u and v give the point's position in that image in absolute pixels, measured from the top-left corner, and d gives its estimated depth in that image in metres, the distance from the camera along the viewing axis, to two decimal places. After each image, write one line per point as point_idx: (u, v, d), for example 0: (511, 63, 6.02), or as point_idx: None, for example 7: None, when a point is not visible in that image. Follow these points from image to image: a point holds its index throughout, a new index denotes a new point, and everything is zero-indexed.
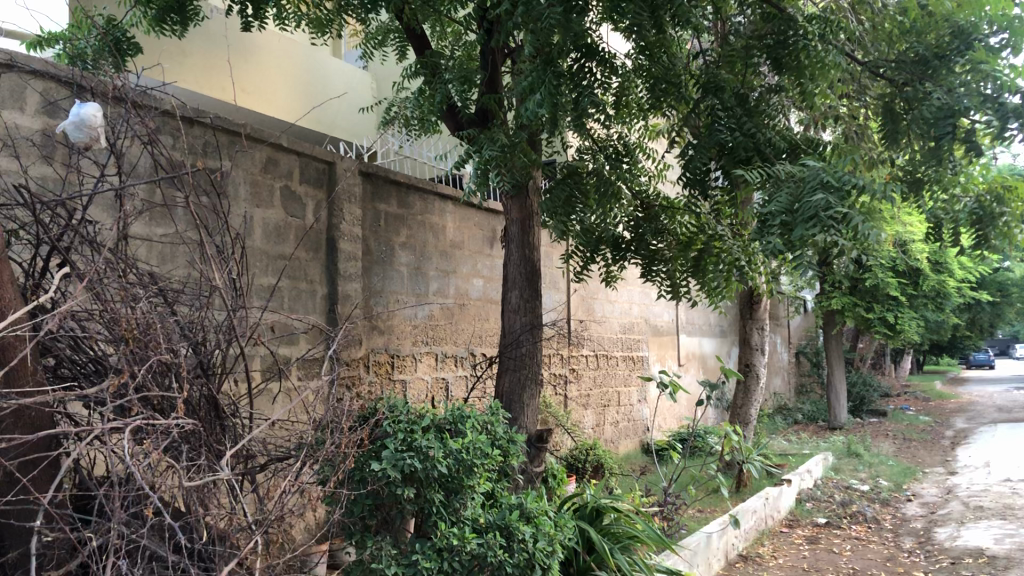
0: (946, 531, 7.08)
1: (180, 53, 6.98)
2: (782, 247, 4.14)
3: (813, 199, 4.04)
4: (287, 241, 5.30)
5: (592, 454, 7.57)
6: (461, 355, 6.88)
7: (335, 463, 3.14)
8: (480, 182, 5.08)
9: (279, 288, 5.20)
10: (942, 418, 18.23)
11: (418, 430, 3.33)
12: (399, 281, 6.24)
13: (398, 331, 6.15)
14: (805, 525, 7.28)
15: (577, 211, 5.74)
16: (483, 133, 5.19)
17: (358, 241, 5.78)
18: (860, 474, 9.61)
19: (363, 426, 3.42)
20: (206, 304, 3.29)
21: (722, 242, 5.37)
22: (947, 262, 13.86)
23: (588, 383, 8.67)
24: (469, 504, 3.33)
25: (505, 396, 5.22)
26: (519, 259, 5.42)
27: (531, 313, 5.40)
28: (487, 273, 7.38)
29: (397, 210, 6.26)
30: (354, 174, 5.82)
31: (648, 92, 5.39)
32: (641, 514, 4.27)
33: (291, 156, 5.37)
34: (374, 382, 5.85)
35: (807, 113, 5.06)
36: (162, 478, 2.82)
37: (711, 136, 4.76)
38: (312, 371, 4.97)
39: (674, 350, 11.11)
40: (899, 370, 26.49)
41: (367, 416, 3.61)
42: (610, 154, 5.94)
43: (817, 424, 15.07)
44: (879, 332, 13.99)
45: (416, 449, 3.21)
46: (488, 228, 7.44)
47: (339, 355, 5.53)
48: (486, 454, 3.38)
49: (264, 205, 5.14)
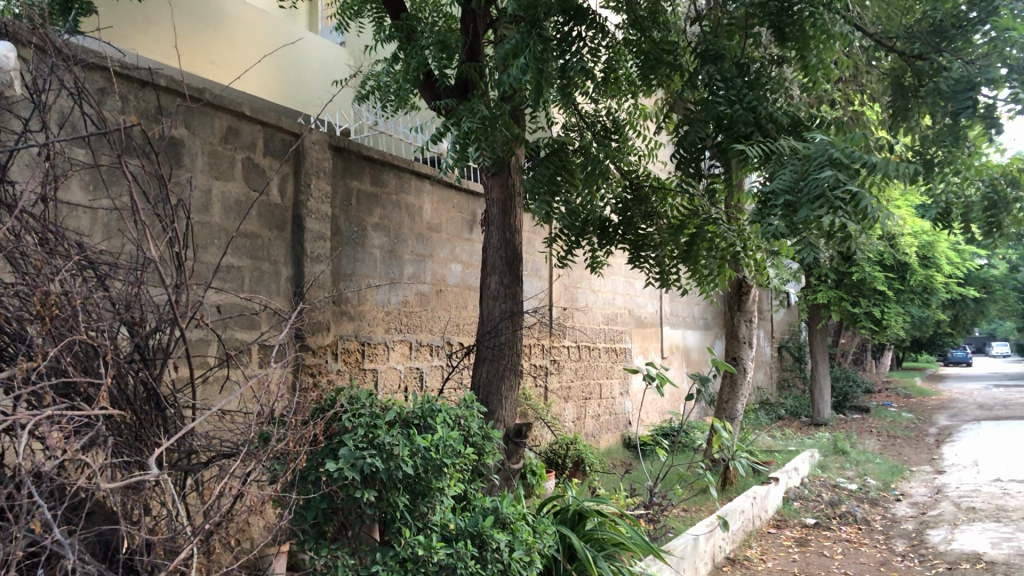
0: (939, 534, 6.80)
1: (143, 22, 6.59)
2: (785, 229, 3.82)
3: (820, 177, 3.73)
4: (249, 218, 4.92)
5: (572, 449, 7.24)
6: (437, 344, 6.53)
7: (288, 460, 2.79)
8: (458, 157, 4.73)
9: (239, 269, 4.83)
10: (925, 415, 18.01)
11: (383, 425, 2.98)
12: (371, 264, 5.87)
13: (369, 317, 5.79)
14: (793, 526, 6.98)
15: (562, 190, 5.39)
16: (462, 104, 4.83)
17: (327, 220, 5.42)
18: (847, 472, 9.34)
19: (319, 420, 3.06)
20: (142, 280, 2.92)
21: (717, 226, 4.98)
22: (936, 256, 13.61)
23: (570, 374, 8.34)
24: (437, 508, 2.99)
25: (482, 388, 4.88)
26: (498, 242, 5.07)
27: (512, 299, 5.04)
28: (466, 258, 7.01)
29: (370, 188, 5.88)
30: (323, 148, 5.44)
31: (640, 66, 5.10)
32: (627, 517, 3.93)
33: (255, 126, 4.99)
34: (342, 371, 5.49)
35: (809, 88, 4.73)
36: (83, 475, 2.46)
37: (707, 110, 4.44)
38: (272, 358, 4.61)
39: (658, 342, 10.79)
40: (880, 366, 26.33)
41: (325, 408, 3.25)
42: (598, 131, 5.74)
43: (801, 420, 14.82)
44: (865, 326, 13.74)
45: (378, 447, 2.85)
46: (467, 211, 7.07)
47: (305, 342, 5.16)
48: (458, 453, 3.02)
49: (224, 178, 4.77)
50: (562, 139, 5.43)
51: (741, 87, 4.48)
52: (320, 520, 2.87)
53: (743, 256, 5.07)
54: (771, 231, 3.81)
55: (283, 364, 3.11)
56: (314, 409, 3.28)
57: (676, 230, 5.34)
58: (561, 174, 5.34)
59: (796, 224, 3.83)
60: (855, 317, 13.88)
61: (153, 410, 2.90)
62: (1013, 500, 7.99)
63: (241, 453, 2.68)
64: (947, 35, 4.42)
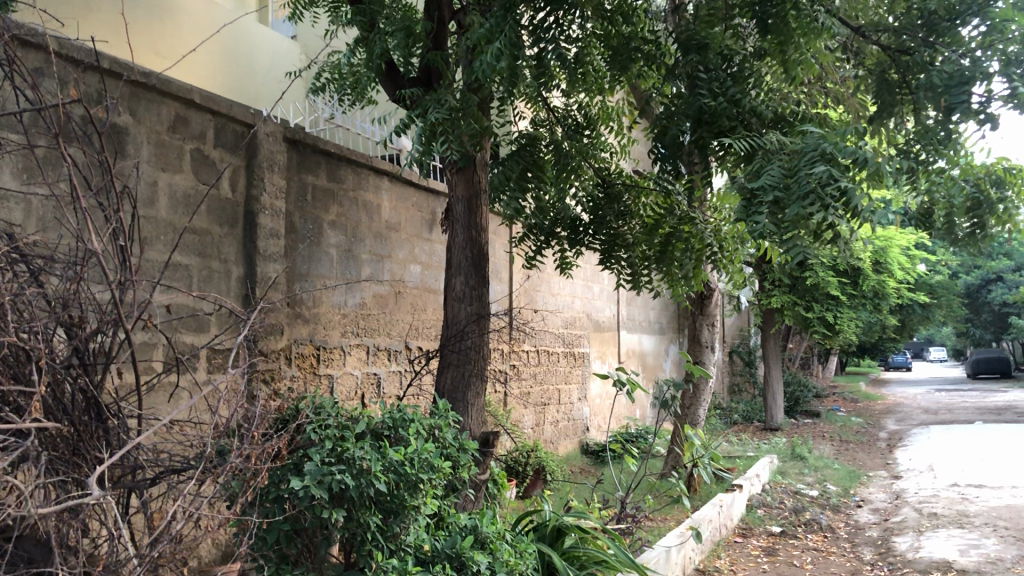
0: (906, 541, 6.71)
1: (84, 7, 6.16)
2: (773, 228, 3.64)
3: (811, 172, 3.57)
4: (198, 213, 4.61)
5: (533, 457, 7.02)
6: (395, 348, 6.26)
7: (248, 476, 2.50)
8: (424, 150, 4.48)
9: (187, 268, 4.51)
10: (874, 419, 18.15)
11: (352, 437, 2.72)
12: (327, 264, 5.58)
13: (325, 320, 5.50)
14: (760, 535, 6.82)
15: (530, 187, 5.19)
16: (428, 94, 4.59)
17: (282, 217, 5.12)
18: (807, 478, 9.28)
19: (279, 431, 2.78)
20: (82, 277, 2.61)
21: (693, 226, 5.05)
22: (888, 261, 13.68)
23: (529, 379, 8.11)
24: (411, 528, 2.75)
25: (448, 395, 4.64)
26: (463, 241, 4.83)
27: (479, 301, 4.81)
28: (426, 259, 6.75)
29: (327, 184, 5.59)
30: (278, 140, 5.15)
31: (615, 59, 4.94)
32: (607, 532, 3.71)
33: (205, 115, 4.68)
34: (296, 377, 5.19)
35: (788, 83, 4.57)
36: (11, 496, 2.16)
37: (690, 103, 4.26)
38: (222, 362, 4.30)
39: (615, 347, 10.61)
40: (826, 369, 26.62)
41: (286, 419, 2.98)
42: (569, 125, 5.55)
43: (754, 425, 14.80)
44: (818, 331, 13.75)
45: (348, 461, 2.59)
46: (427, 209, 6.81)
47: (257, 345, 4.85)
48: (435, 467, 2.78)
49: (172, 170, 4.44)
50: (531, 134, 5.22)
51: (723, 79, 4.31)
52: (283, 543, 2.59)
53: (719, 256, 5.08)
54: (756, 230, 3.63)
55: (239, 370, 2.82)
56: (273, 418, 3.00)
57: (651, 229, 5.22)
58: (530, 170, 5.14)
59: (784, 223, 3.66)
60: (808, 322, 13.88)
61: (94, 420, 2.59)
62: (973, 505, 7.95)
63: (194, 469, 2.39)
64: (935, 29, 4.29)
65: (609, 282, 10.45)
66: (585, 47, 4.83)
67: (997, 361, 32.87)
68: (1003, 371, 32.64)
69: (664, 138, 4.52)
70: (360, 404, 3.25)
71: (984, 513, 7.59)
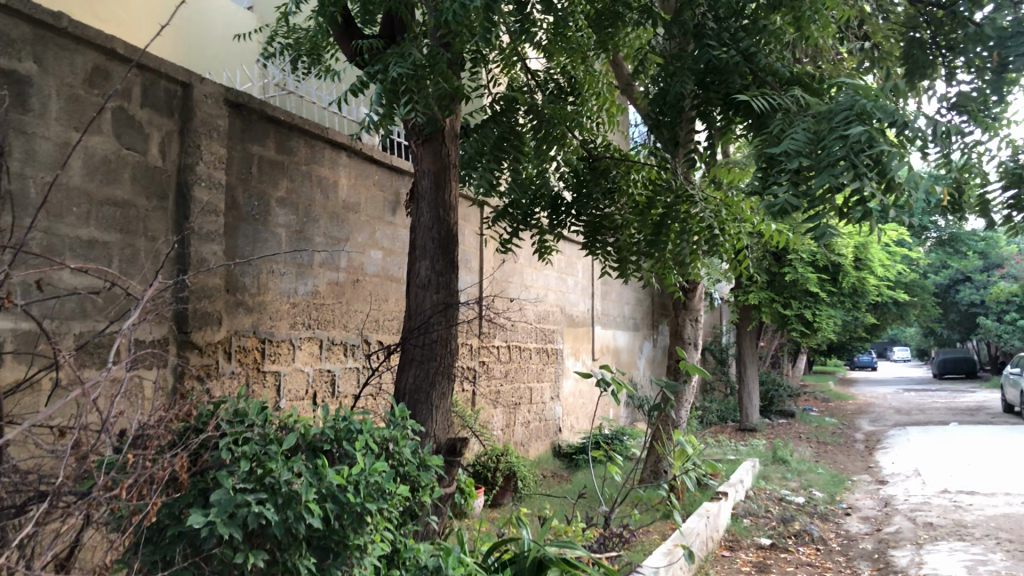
0: (905, 555, 6.21)
1: None
2: (796, 202, 3.09)
3: (847, 133, 3.02)
4: (120, 183, 3.95)
5: (503, 461, 6.49)
6: (353, 343, 5.66)
7: (136, 507, 1.90)
8: (385, 113, 3.88)
9: (106, 246, 3.86)
10: (848, 420, 17.79)
11: (279, 455, 2.18)
12: (275, 246, 4.94)
13: (272, 310, 4.89)
14: (748, 547, 6.29)
15: (508, 160, 4.59)
16: (391, 48, 3.99)
17: (221, 191, 4.48)
18: (791, 483, 8.78)
19: (183, 447, 2.18)
20: None
21: (692, 205, 4.56)
22: (869, 257, 13.20)
23: (498, 378, 7.51)
24: (355, 572, 2.24)
25: (408, 396, 4.06)
26: (431, 220, 4.25)
27: (445, 289, 4.24)
28: (388, 244, 6.13)
29: (276, 155, 4.96)
30: (218, 103, 4.50)
31: (602, 28, 4.60)
32: (597, 563, 3.12)
33: (130, 69, 4.02)
34: (236, 374, 4.58)
35: (804, 43, 4.02)
36: None
37: (698, 57, 3.93)
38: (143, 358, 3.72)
39: (588, 343, 10.03)
40: (795, 368, 26.07)
41: (194, 427, 2.36)
42: (552, 91, 5.03)
43: (728, 426, 14.33)
44: (796, 329, 13.26)
45: (265, 488, 2.10)
46: (390, 189, 6.19)
47: (189, 338, 4.26)
48: (387, 493, 2.31)
49: (87, 131, 3.78)
50: (509, 97, 4.65)
51: (735, 30, 3.99)
52: None
53: (720, 241, 4.59)
54: (777, 206, 3.09)
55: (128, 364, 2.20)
56: (183, 427, 2.37)
57: (643, 212, 4.80)
58: (507, 141, 4.55)
59: (810, 195, 3.11)
60: (786, 319, 13.39)
61: None
62: (969, 514, 7.47)
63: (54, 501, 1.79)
64: None
65: (584, 275, 9.89)
66: (568, 14, 4.46)
67: (964, 361, 32.73)
68: (969, 371, 32.56)
69: (664, 99, 4.11)
70: (296, 410, 2.63)
71: (982, 523, 7.10)
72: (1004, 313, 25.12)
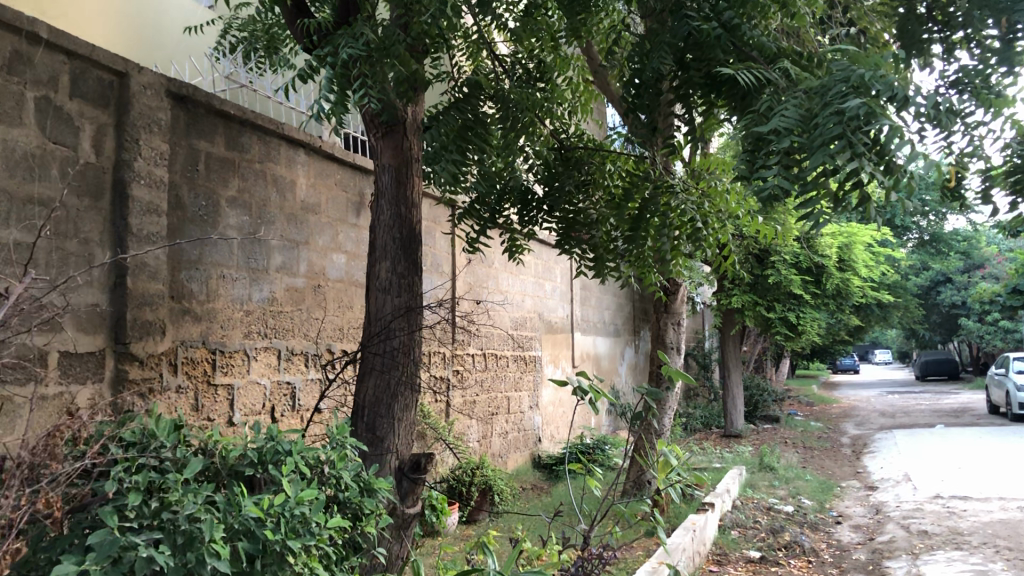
0: (900, 566, 5.92)
1: None
2: (787, 186, 2.80)
3: (843, 106, 2.73)
4: (47, 180, 3.60)
5: (479, 475, 6.18)
6: (315, 352, 5.31)
7: None
8: (337, 101, 3.55)
9: (31, 249, 3.51)
10: (834, 424, 17.56)
11: (179, 487, 2.15)
12: (226, 251, 4.60)
13: (223, 319, 4.54)
14: (736, 561, 5.99)
15: (473, 152, 4.29)
16: (342, 29, 3.67)
17: (163, 189, 4.13)
18: (778, 491, 8.49)
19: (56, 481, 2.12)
20: None
21: (673, 197, 4.35)
22: (852, 258, 12.93)
23: (473, 387, 7.19)
24: None
25: (367, 410, 3.76)
26: (391, 218, 3.92)
27: (409, 292, 3.92)
28: (351, 247, 5.80)
29: (226, 152, 4.63)
30: (159, 95, 4.15)
31: (572, 9, 4.34)
32: None
33: (57, 56, 3.68)
34: (184, 389, 4.23)
35: (789, 18, 3.73)
36: None
37: (676, 30, 3.63)
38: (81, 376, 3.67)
39: (568, 350, 9.72)
40: (779, 372, 25.83)
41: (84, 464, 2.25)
42: (520, 76, 4.76)
43: (712, 432, 14.06)
44: (780, 332, 13.00)
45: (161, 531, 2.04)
46: (353, 190, 5.86)
47: (128, 350, 3.91)
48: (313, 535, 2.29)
49: (6, 122, 3.43)
50: (474, 82, 4.36)
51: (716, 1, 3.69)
52: None
53: (703, 234, 4.38)
54: (766, 190, 2.80)
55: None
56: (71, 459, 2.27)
57: (620, 206, 4.56)
58: (472, 131, 4.24)
59: (802, 179, 2.83)
60: (770, 323, 13.13)
61: None
62: (965, 521, 7.18)
63: None
64: None
65: (562, 280, 9.58)
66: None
67: (945, 363, 32.65)
68: (951, 372, 32.49)
69: (641, 77, 3.81)
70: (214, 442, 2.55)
71: (979, 530, 6.81)
72: (986, 313, 25.01)
